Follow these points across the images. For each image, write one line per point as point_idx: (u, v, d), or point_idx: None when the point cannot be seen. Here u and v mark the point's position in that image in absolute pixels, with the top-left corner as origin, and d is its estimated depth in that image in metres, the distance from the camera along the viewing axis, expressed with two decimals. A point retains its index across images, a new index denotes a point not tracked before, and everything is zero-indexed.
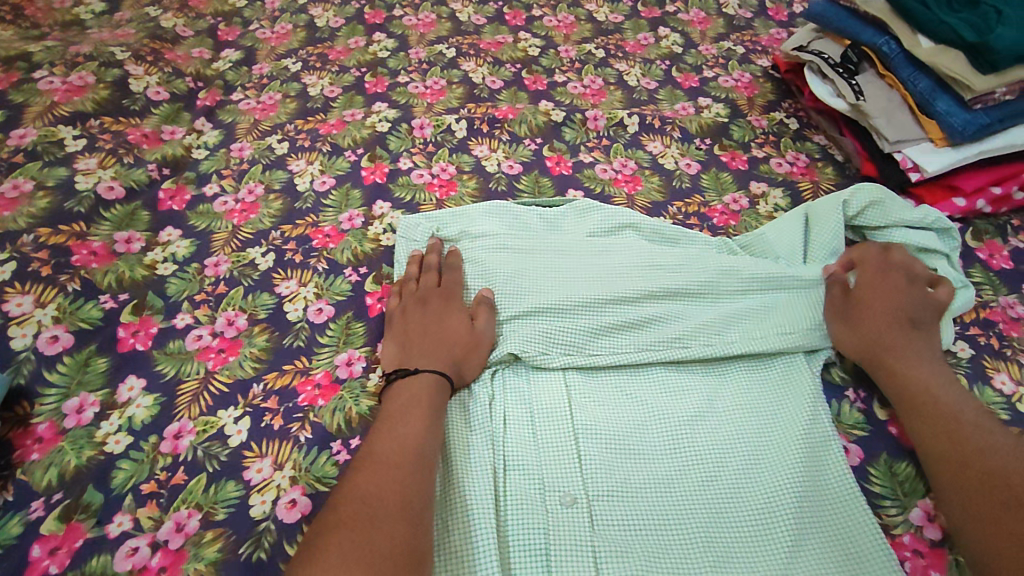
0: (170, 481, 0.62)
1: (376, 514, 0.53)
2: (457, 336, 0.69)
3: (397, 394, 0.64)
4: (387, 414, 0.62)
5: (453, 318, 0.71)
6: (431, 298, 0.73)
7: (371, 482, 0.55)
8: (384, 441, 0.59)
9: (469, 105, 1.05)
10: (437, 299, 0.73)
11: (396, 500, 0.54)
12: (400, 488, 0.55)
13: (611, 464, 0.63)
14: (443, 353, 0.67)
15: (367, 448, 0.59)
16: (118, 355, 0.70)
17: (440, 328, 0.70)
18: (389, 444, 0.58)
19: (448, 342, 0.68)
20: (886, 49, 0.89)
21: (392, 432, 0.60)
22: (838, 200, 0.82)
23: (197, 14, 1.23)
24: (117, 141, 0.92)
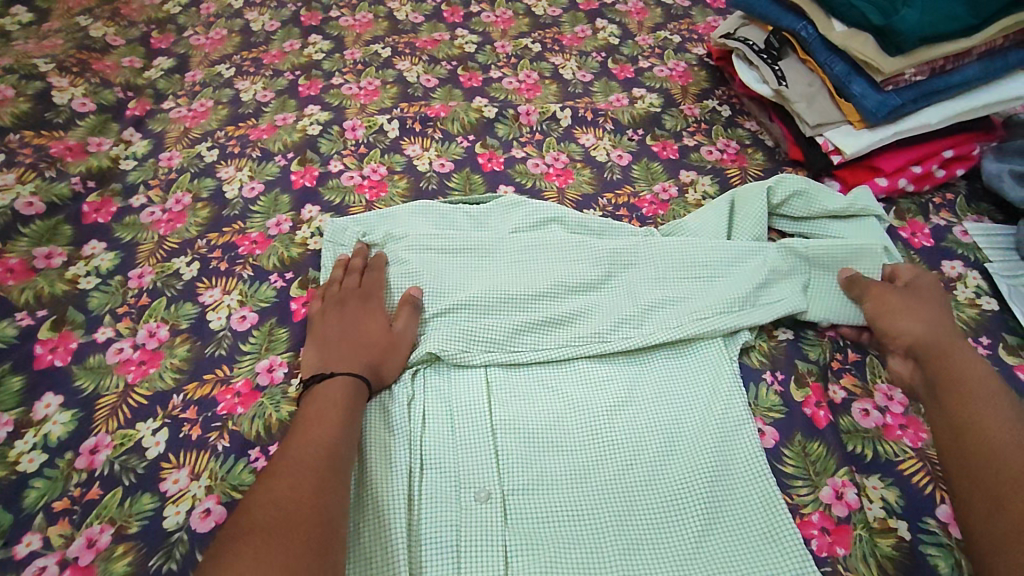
0: (84, 497, 0.61)
1: (289, 516, 0.51)
2: (376, 337, 0.69)
3: (314, 396, 0.63)
4: (305, 416, 0.61)
5: (373, 321, 0.71)
6: (351, 301, 0.73)
7: (286, 484, 0.54)
8: (301, 444, 0.57)
9: (402, 104, 1.05)
10: (359, 303, 0.73)
11: (311, 502, 0.53)
12: (314, 490, 0.54)
13: (528, 459, 0.63)
14: (359, 353, 0.67)
15: (283, 450, 0.58)
16: (34, 373, 0.70)
17: (359, 330, 0.70)
18: (306, 445, 0.57)
19: (365, 342, 0.68)
20: (804, 34, 0.89)
21: (309, 434, 0.59)
22: (762, 187, 0.83)
23: (129, 22, 1.21)
24: (39, 155, 0.90)
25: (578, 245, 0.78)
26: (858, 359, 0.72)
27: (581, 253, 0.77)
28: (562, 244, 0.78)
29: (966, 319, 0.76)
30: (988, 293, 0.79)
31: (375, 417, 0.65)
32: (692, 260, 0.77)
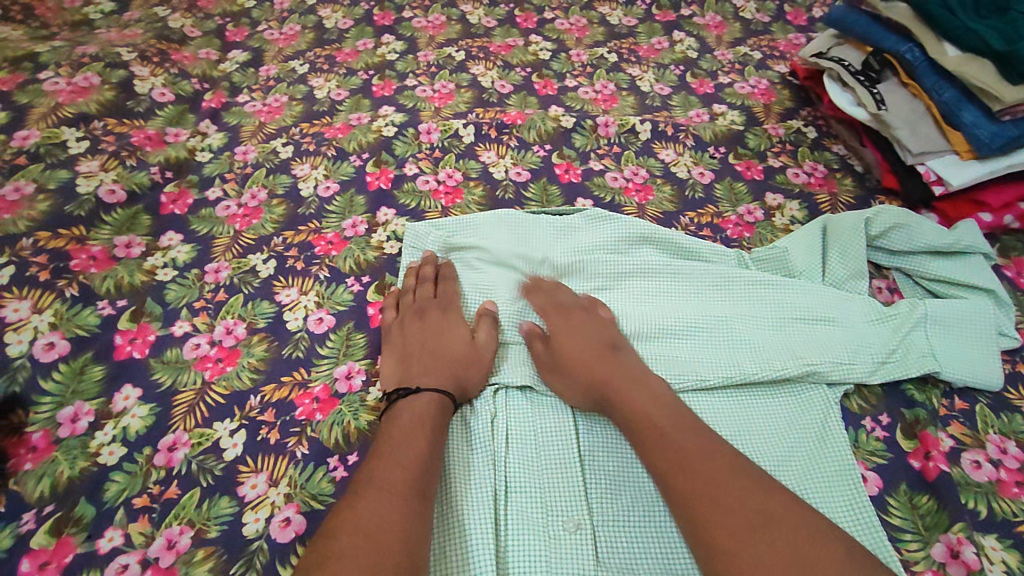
0: (163, 496, 0.60)
1: (373, 550, 0.48)
2: (459, 351, 0.68)
3: (400, 414, 0.61)
4: (388, 438, 0.59)
5: (454, 332, 0.71)
6: (430, 313, 0.72)
7: (369, 511, 0.51)
8: (386, 467, 0.55)
9: (477, 109, 1.04)
10: (435, 312, 0.73)
11: (395, 535, 0.50)
12: (401, 521, 0.51)
13: (615, 488, 0.62)
14: (446, 368, 0.67)
15: (368, 473, 0.55)
16: (114, 363, 0.69)
17: (440, 342, 0.69)
18: (392, 468, 0.55)
19: (449, 356, 0.68)
20: (910, 57, 0.86)
21: (393, 458, 0.56)
22: (860, 219, 0.80)
23: (205, 14, 1.21)
24: (121, 144, 0.90)
25: (676, 278, 0.77)
26: (967, 407, 0.70)
27: (677, 287, 0.76)
28: (658, 273, 0.77)
29: None
30: None
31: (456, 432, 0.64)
32: (798, 304, 0.74)
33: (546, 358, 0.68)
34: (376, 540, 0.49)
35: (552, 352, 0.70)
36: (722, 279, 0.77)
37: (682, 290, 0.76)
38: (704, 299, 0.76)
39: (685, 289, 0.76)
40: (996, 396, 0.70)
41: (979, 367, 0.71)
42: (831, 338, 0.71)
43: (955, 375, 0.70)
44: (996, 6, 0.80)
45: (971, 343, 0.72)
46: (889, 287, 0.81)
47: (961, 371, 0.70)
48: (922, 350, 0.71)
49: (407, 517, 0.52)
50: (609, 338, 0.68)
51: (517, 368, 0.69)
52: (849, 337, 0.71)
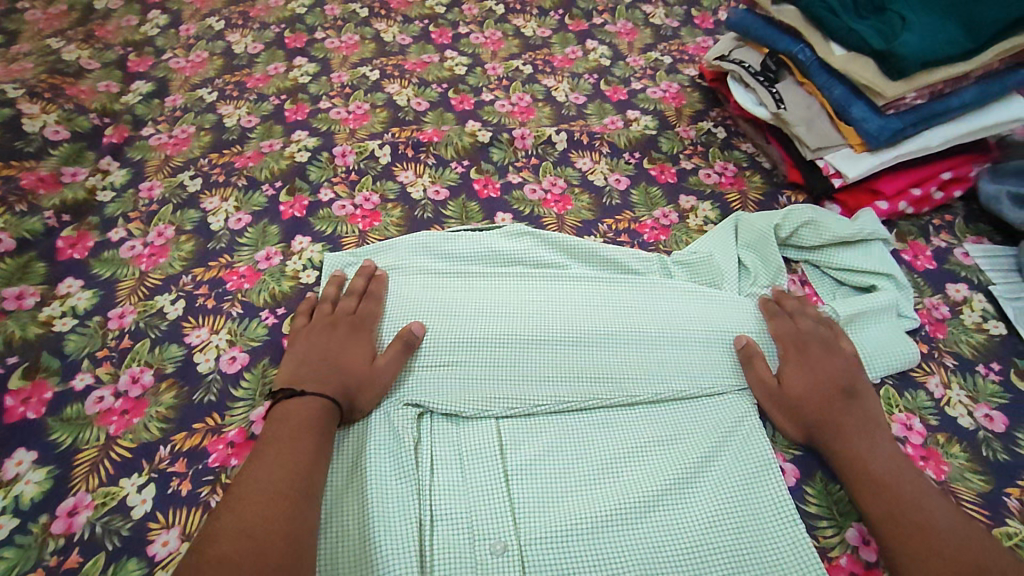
0: (64, 565, 0.56)
1: (278, 493, 0.54)
2: (354, 368, 0.68)
3: (290, 407, 0.62)
4: (275, 418, 0.62)
5: (359, 336, 0.71)
6: (341, 326, 0.72)
7: (283, 454, 0.58)
8: (277, 444, 0.59)
9: (394, 129, 1.02)
10: (345, 326, 0.72)
11: (298, 479, 0.56)
12: (309, 462, 0.58)
13: (543, 506, 0.62)
14: (336, 379, 0.66)
15: (268, 439, 0.60)
16: (6, 427, 0.65)
17: (342, 357, 0.69)
18: (282, 444, 0.59)
19: (344, 372, 0.67)
20: (802, 57, 0.90)
21: (283, 435, 0.60)
22: (770, 223, 0.83)
23: (105, 44, 1.16)
24: (9, 188, 0.85)
25: (599, 286, 0.79)
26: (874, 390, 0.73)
27: (601, 296, 0.77)
28: (584, 287, 0.78)
29: (975, 344, 0.77)
30: (994, 316, 0.80)
31: (374, 450, 0.64)
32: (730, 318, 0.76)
33: (763, 381, 0.69)
34: (285, 477, 0.56)
35: (481, 372, 0.70)
36: (643, 286, 0.79)
37: (608, 296, 0.78)
38: (628, 302, 0.77)
39: (611, 299, 0.77)
40: (901, 376, 0.74)
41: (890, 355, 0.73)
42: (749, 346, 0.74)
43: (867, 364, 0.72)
44: (875, 6, 0.84)
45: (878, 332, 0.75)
46: (801, 280, 0.84)
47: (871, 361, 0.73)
48: None
49: (314, 454, 0.59)
50: (843, 377, 0.68)
51: (441, 392, 0.68)
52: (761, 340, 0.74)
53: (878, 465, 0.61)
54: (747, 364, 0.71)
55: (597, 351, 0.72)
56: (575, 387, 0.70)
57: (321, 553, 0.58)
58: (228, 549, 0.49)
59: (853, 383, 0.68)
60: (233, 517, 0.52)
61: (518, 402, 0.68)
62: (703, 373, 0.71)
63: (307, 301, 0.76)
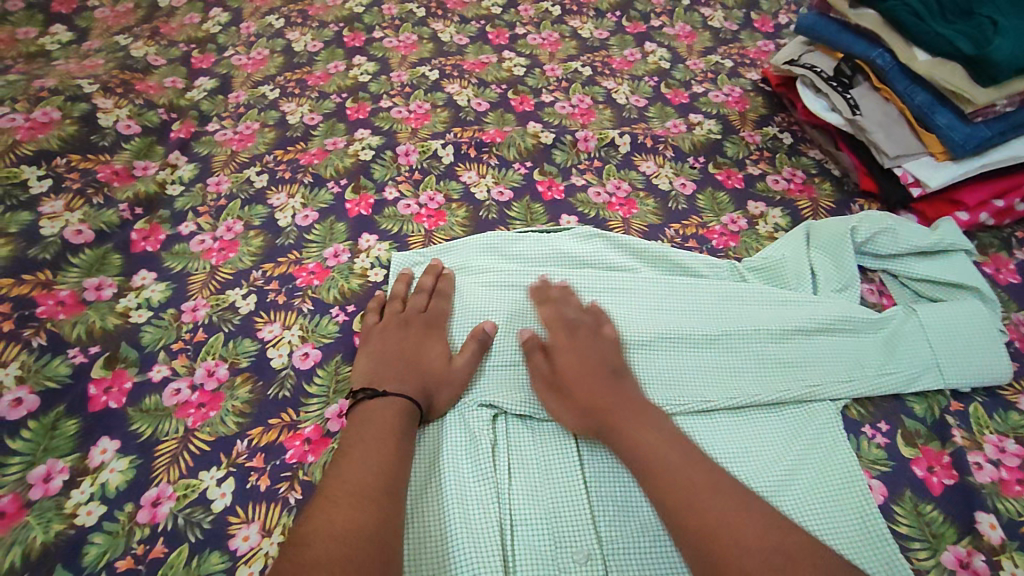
0: (149, 555, 0.57)
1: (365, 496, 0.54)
2: (432, 366, 0.67)
3: (372, 409, 0.62)
4: (360, 417, 0.62)
5: (433, 339, 0.71)
6: (414, 324, 0.72)
7: (365, 454, 0.57)
8: (364, 446, 0.58)
9: (455, 129, 1.02)
10: (418, 325, 0.72)
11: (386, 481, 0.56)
12: (393, 463, 0.58)
13: (624, 515, 0.61)
14: (415, 378, 0.66)
15: (356, 437, 0.60)
16: (89, 416, 0.65)
17: (417, 356, 0.68)
18: (369, 446, 0.58)
19: (423, 370, 0.67)
20: (880, 62, 0.88)
21: (369, 435, 0.59)
22: (845, 226, 0.81)
23: (169, 41, 1.18)
24: (86, 180, 0.87)
25: (671, 291, 0.77)
26: (962, 408, 0.70)
27: (673, 301, 0.76)
28: (655, 290, 0.77)
29: None
30: None
31: (452, 450, 0.63)
32: (808, 319, 0.73)
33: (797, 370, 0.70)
34: (372, 479, 0.55)
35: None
36: (716, 292, 0.77)
37: (680, 298, 0.77)
38: (700, 311, 0.76)
39: (683, 304, 0.76)
40: (991, 395, 0.71)
41: (981, 369, 0.71)
42: (832, 357, 0.71)
43: (957, 378, 0.71)
44: (963, 10, 0.82)
45: (972, 344, 0.72)
46: (879, 290, 0.81)
47: (964, 376, 0.71)
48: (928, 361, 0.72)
49: (398, 454, 0.59)
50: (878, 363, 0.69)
51: (517, 394, 0.68)
52: (841, 348, 0.72)
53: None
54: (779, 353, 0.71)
55: (670, 355, 0.71)
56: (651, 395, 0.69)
57: (405, 553, 0.58)
58: (323, 550, 0.49)
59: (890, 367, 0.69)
60: (324, 518, 0.51)
61: None
62: (773, 377, 0.70)
63: (378, 299, 0.76)
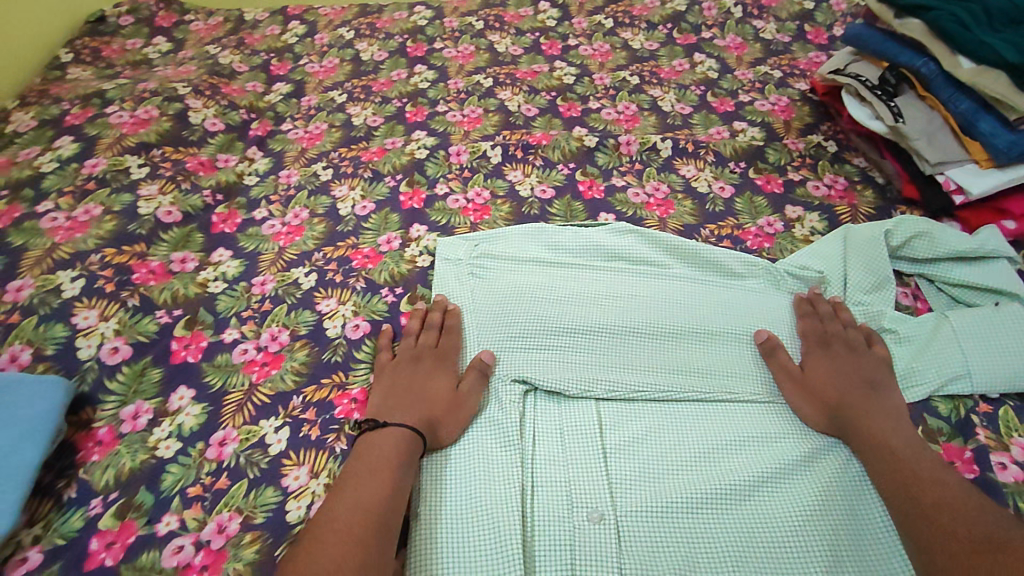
0: (215, 486, 0.65)
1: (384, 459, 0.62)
2: (440, 397, 0.69)
3: (368, 446, 0.63)
4: (359, 449, 0.64)
5: (440, 377, 0.72)
6: (425, 359, 0.74)
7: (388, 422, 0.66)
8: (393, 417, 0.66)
9: (505, 132, 1.09)
10: (429, 359, 0.74)
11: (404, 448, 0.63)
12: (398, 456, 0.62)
13: (639, 483, 0.64)
14: (420, 410, 0.68)
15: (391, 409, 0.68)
16: (170, 367, 0.75)
17: (425, 389, 0.71)
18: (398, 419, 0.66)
19: (429, 402, 0.69)
20: (925, 70, 0.88)
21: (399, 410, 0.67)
22: (881, 230, 0.82)
23: (252, 50, 1.31)
24: (177, 169, 0.98)
25: (702, 293, 0.80)
26: (990, 411, 0.70)
27: (704, 300, 0.79)
28: (688, 291, 0.80)
29: None
30: None
31: (484, 415, 0.69)
32: (837, 323, 0.75)
33: (786, 371, 0.72)
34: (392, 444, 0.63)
35: (584, 357, 0.74)
36: (746, 294, 0.80)
37: (710, 297, 0.80)
38: (732, 311, 0.78)
39: (714, 303, 0.79)
40: None
41: (1015, 375, 0.70)
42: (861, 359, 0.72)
43: (986, 383, 0.70)
44: (1010, 20, 0.82)
45: (1009, 353, 0.71)
46: (913, 294, 0.81)
47: (996, 382, 0.70)
48: (957, 367, 0.71)
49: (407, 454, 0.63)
50: (868, 373, 0.70)
51: (548, 372, 0.73)
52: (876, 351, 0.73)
53: (901, 448, 0.62)
54: (771, 355, 0.73)
55: (694, 345, 0.75)
56: (673, 381, 0.72)
57: (433, 503, 0.63)
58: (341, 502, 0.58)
59: (878, 380, 0.69)
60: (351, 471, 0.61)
61: (618, 387, 0.72)
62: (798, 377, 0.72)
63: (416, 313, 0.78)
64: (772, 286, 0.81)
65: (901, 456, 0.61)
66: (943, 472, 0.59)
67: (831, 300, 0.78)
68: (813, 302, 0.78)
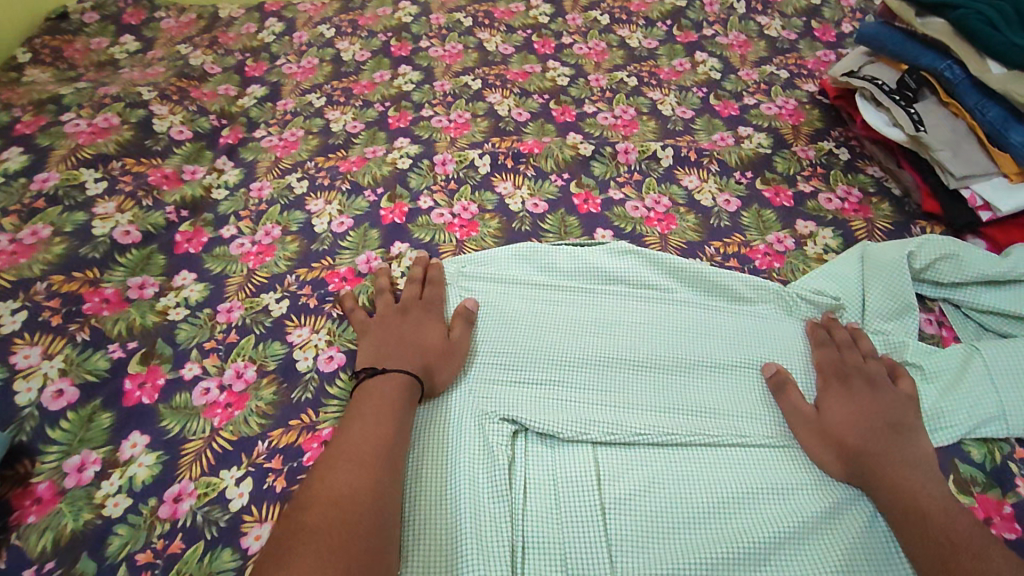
0: (167, 551, 0.58)
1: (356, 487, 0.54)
2: (432, 344, 0.68)
3: (371, 392, 0.63)
4: (355, 413, 0.61)
5: (429, 325, 0.71)
6: (411, 310, 0.72)
7: (359, 442, 0.58)
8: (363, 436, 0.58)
9: (494, 138, 1.01)
10: (416, 309, 0.72)
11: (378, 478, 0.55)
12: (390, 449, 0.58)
13: (641, 544, 0.58)
14: (417, 355, 0.67)
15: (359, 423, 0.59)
16: (122, 410, 0.68)
17: (416, 335, 0.69)
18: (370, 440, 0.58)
19: (422, 348, 0.68)
20: (949, 74, 0.81)
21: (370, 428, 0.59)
22: (902, 252, 0.75)
23: (226, 50, 1.23)
24: (138, 183, 0.91)
25: (707, 320, 0.74)
26: None
27: (709, 328, 0.73)
28: (691, 319, 0.74)
29: None
30: None
31: (469, 460, 0.62)
32: (855, 353, 0.68)
33: (798, 410, 0.65)
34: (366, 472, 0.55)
35: (579, 395, 0.68)
36: (754, 321, 0.74)
37: (715, 325, 0.73)
38: (739, 341, 0.72)
39: (719, 332, 0.73)
40: None
41: None
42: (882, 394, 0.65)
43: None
44: None
45: None
46: (938, 320, 0.75)
47: None
48: (991, 409, 0.65)
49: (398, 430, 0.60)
50: (891, 412, 0.63)
51: (540, 412, 0.66)
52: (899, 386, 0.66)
53: (934, 510, 0.55)
54: (780, 392, 0.66)
55: (698, 380, 0.69)
56: (677, 422, 0.65)
57: (412, 568, 0.57)
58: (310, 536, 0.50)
59: (904, 421, 0.62)
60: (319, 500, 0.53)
61: (618, 429, 0.65)
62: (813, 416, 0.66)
63: (383, 275, 0.79)
64: (782, 311, 0.75)
65: (938, 521, 0.54)
66: (986, 544, 0.52)
67: (848, 328, 0.72)
68: (828, 329, 0.71)
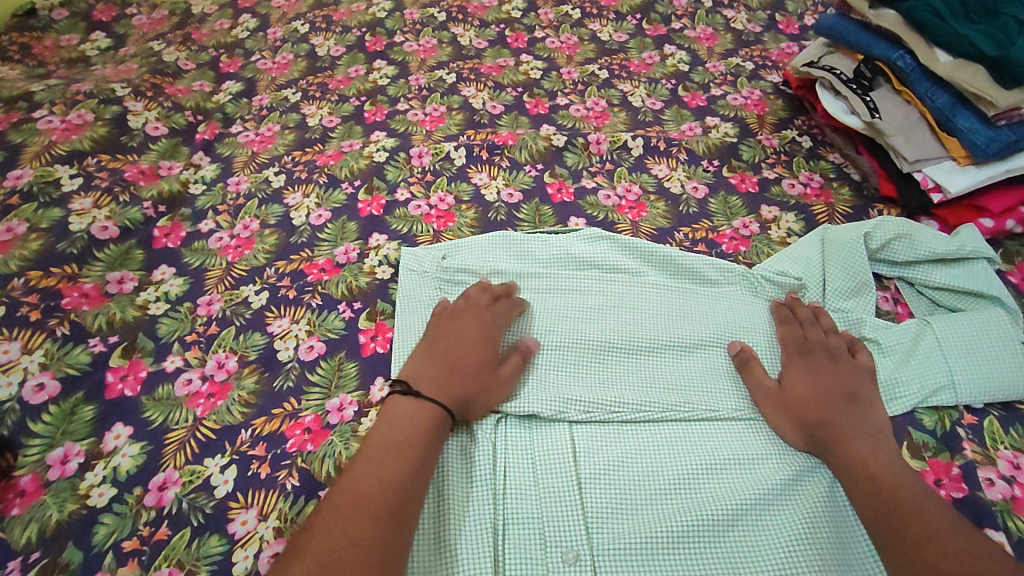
0: (154, 537, 0.59)
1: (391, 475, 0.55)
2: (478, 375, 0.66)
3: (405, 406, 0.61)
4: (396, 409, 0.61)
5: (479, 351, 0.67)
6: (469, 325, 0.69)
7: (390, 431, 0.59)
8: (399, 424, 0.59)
9: (469, 131, 1.03)
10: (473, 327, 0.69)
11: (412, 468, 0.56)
12: (419, 451, 0.58)
13: (615, 515, 0.61)
14: (456, 383, 0.64)
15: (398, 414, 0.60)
16: (105, 403, 0.69)
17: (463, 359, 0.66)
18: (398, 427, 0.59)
19: (470, 378, 0.65)
20: (901, 64, 0.86)
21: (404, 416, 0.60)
22: (858, 233, 0.79)
23: (200, 46, 1.23)
24: (114, 179, 0.91)
25: (677, 301, 0.77)
26: (975, 421, 0.68)
27: (679, 309, 0.76)
28: (662, 300, 0.77)
29: None
30: None
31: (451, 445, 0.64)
32: (816, 328, 0.72)
33: (761, 384, 0.68)
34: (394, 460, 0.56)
35: (557, 377, 0.70)
36: (721, 300, 0.77)
37: (684, 306, 0.76)
38: (707, 321, 0.75)
39: (689, 313, 0.76)
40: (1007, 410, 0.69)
41: (999, 385, 0.69)
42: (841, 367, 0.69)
43: (970, 395, 0.68)
44: (987, 10, 0.79)
45: (993, 362, 0.69)
46: (893, 298, 0.79)
47: (980, 393, 0.68)
48: (941, 379, 0.69)
49: (428, 446, 0.59)
50: (848, 384, 0.66)
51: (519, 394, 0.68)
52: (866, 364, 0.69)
53: (883, 473, 0.58)
54: (745, 367, 0.70)
55: (669, 359, 0.72)
56: (650, 399, 0.68)
57: None
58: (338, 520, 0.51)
59: (859, 392, 0.66)
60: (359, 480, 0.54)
61: (594, 409, 0.68)
62: None
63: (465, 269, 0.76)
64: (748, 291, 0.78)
65: (885, 482, 0.57)
66: (924, 498, 0.55)
67: (809, 305, 0.75)
68: (793, 307, 0.75)
